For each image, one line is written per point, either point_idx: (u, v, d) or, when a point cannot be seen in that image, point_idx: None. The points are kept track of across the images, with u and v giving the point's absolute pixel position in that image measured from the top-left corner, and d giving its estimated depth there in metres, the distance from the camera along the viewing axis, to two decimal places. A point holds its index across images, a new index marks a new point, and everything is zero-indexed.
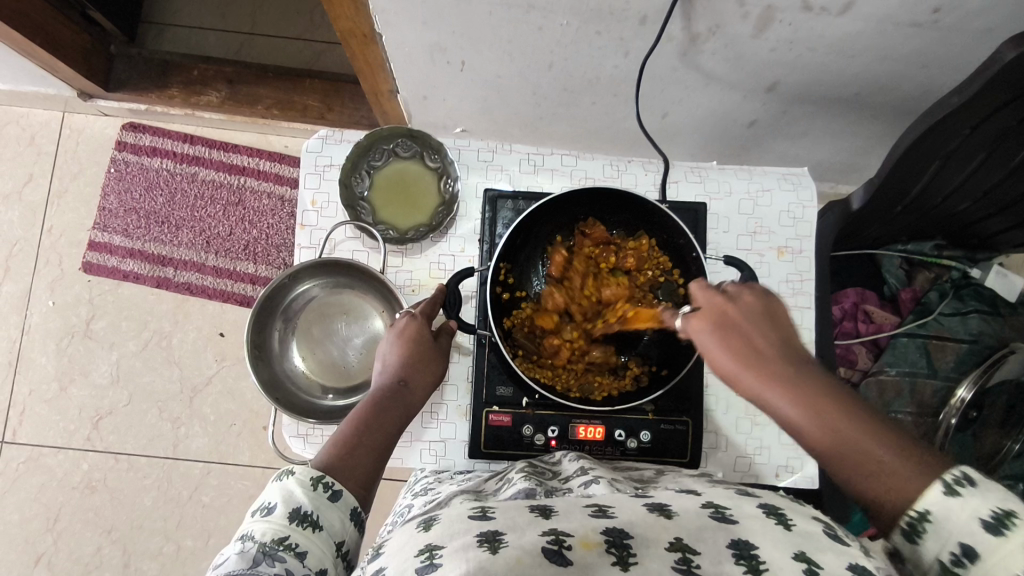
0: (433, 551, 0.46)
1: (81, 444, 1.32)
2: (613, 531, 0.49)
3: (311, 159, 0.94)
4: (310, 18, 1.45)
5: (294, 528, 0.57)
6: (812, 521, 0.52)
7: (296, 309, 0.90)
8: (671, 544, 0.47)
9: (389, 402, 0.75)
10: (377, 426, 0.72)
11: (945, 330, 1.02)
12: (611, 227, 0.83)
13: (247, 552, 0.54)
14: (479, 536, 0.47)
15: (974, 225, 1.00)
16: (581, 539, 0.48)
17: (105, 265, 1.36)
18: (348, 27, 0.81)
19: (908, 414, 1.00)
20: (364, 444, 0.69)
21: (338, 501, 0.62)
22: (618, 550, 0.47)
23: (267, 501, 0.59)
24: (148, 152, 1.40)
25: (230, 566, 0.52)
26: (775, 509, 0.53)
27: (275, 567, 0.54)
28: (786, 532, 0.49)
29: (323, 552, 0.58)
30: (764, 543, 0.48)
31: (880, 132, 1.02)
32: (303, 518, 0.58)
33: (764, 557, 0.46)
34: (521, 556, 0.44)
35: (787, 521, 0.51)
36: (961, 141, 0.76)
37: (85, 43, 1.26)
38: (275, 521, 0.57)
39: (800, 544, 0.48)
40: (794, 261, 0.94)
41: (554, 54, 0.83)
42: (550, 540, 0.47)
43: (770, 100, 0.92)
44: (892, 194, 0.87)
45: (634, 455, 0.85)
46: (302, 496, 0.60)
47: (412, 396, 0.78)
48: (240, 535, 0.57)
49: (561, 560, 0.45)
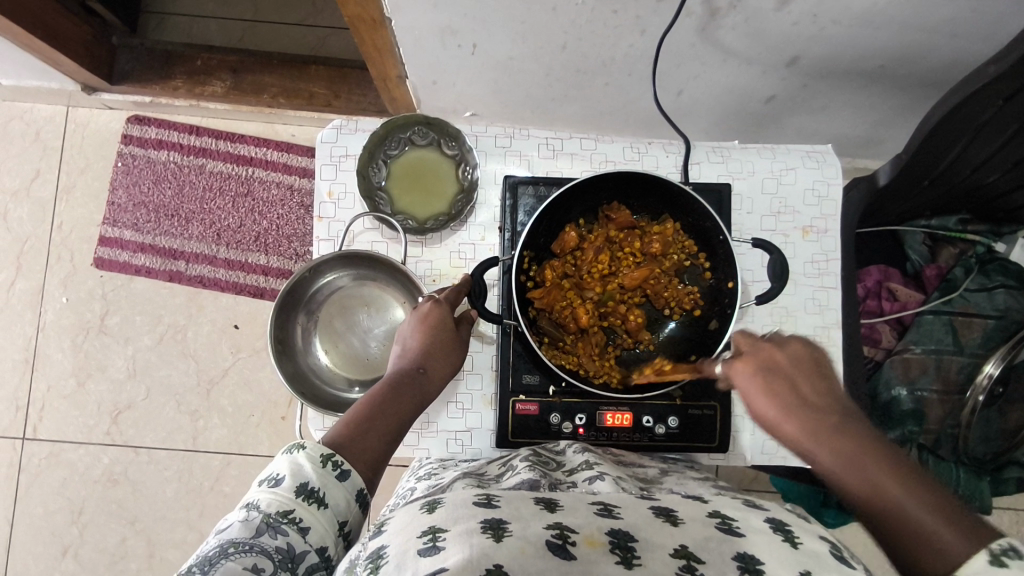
0: (436, 534, 0.46)
1: (101, 439, 1.33)
2: (619, 532, 0.48)
3: (326, 150, 0.93)
4: (313, 2, 1.43)
5: (299, 503, 0.59)
6: (818, 540, 0.51)
7: (318, 302, 0.90)
8: (677, 551, 0.47)
9: (407, 386, 0.74)
10: (391, 410, 0.71)
11: (971, 307, 1.02)
12: (633, 210, 0.82)
13: (251, 521, 0.56)
14: (485, 523, 0.47)
15: (1001, 198, 0.98)
16: (587, 537, 0.47)
17: (117, 260, 1.36)
18: (356, 12, 0.79)
19: (934, 392, 1.00)
20: (376, 427, 0.69)
21: (345, 481, 0.63)
22: (623, 550, 0.46)
23: (276, 472, 0.61)
24: (155, 145, 1.38)
25: (233, 533, 0.55)
26: (782, 525, 0.52)
27: (277, 539, 0.55)
28: (792, 549, 0.48)
29: (324, 529, 0.59)
30: (769, 557, 0.47)
31: (902, 105, 1.00)
32: (310, 494, 0.60)
33: (768, 570, 0.45)
34: (524, 546, 0.45)
35: (795, 539, 0.50)
36: (994, 113, 0.75)
37: (86, 35, 1.24)
38: (281, 494, 0.59)
39: (807, 563, 0.46)
40: (820, 240, 0.93)
41: (567, 34, 0.81)
42: (554, 534, 0.47)
43: (789, 75, 0.90)
44: (921, 169, 0.85)
45: (662, 440, 0.85)
46: (310, 472, 0.61)
47: (429, 384, 0.77)
48: (246, 502, 0.59)
49: (564, 554, 0.45)
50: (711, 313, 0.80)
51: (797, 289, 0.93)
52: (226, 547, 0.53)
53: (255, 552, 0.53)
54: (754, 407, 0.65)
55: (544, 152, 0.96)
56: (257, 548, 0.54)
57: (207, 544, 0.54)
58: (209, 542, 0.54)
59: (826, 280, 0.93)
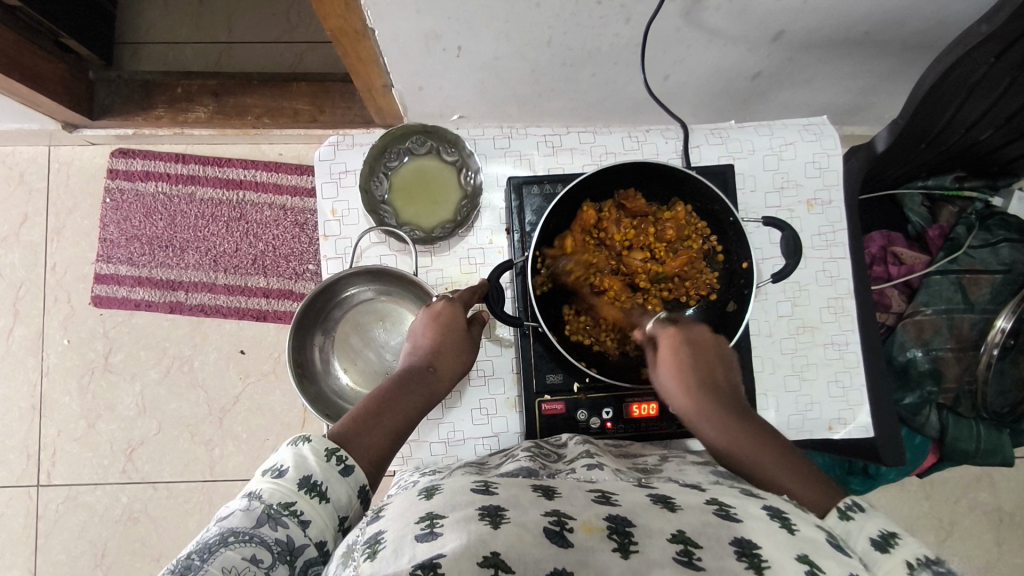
0: (434, 520, 0.46)
1: (117, 478, 1.31)
2: (617, 519, 0.47)
3: (325, 168, 0.93)
4: (286, 18, 1.41)
5: (301, 496, 0.56)
6: (814, 528, 0.51)
7: (334, 322, 0.89)
8: (674, 536, 0.46)
9: (412, 384, 0.72)
10: (399, 408, 0.69)
11: (977, 263, 1.03)
12: (646, 200, 0.82)
13: (252, 510, 0.54)
14: (482, 510, 0.47)
15: (995, 152, 1.00)
16: (584, 523, 0.47)
17: (115, 297, 1.35)
18: (339, 25, 0.78)
19: (948, 351, 1.01)
20: (384, 424, 0.67)
21: (349, 476, 0.60)
22: (620, 537, 0.46)
23: (280, 462, 0.59)
24: (141, 177, 1.37)
25: (233, 521, 0.53)
26: (779, 512, 0.51)
27: (278, 531, 0.53)
28: (790, 535, 0.48)
29: (324, 524, 0.56)
30: (768, 542, 0.45)
31: (889, 69, 1.00)
32: (312, 487, 0.57)
33: (766, 555, 0.44)
34: (523, 534, 0.44)
35: (792, 525, 0.49)
36: (985, 72, 0.75)
37: (62, 72, 1.22)
38: (283, 485, 0.56)
39: (805, 549, 0.46)
40: (825, 212, 0.94)
41: (552, 28, 0.80)
42: (551, 521, 0.46)
43: (775, 50, 0.90)
44: (918, 132, 0.86)
45: (691, 427, 0.85)
46: (314, 465, 0.59)
47: (438, 383, 0.75)
48: (249, 491, 0.57)
49: (562, 541, 0.44)
50: (727, 295, 0.81)
51: (808, 263, 0.93)
52: (226, 536, 0.51)
53: (253, 545, 0.51)
54: (661, 379, 0.74)
55: (544, 150, 0.96)
56: (256, 539, 0.52)
57: (207, 532, 0.53)
58: (209, 529, 0.53)
59: (836, 252, 0.94)
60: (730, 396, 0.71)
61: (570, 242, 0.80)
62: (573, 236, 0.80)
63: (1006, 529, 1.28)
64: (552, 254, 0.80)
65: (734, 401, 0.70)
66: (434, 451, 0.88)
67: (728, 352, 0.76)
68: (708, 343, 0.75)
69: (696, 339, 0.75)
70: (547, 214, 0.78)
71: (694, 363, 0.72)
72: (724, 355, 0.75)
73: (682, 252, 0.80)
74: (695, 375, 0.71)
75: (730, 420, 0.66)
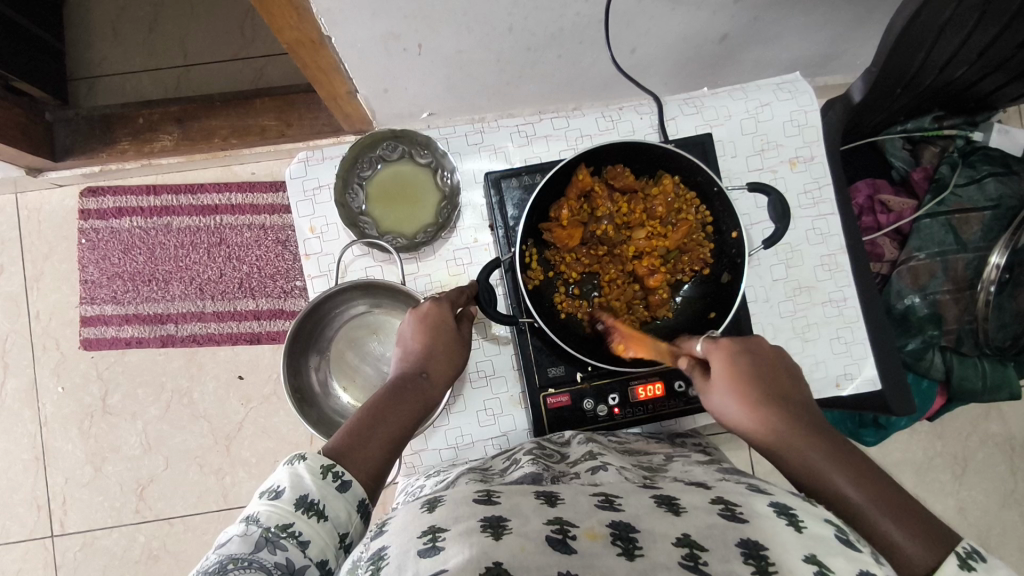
0: (436, 533, 0.45)
1: (131, 518, 1.30)
2: (620, 524, 0.47)
3: (298, 185, 0.91)
4: (240, 34, 1.37)
5: (299, 515, 0.55)
6: (823, 522, 0.49)
7: (327, 341, 0.88)
8: (679, 539, 0.45)
9: (405, 391, 0.70)
10: (394, 418, 0.67)
11: (965, 202, 1.03)
12: (636, 174, 0.81)
13: (250, 535, 0.52)
14: (485, 521, 0.46)
15: (970, 88, 1.00)
16: (587, 530, 0.46)
17: (103, 338, 1.32)
18: (294, 36, 0.75)
19: (945, 294, 1.01)
20: (378, 434, 0.65)
21: (346, 492, 0.59)
22: (624, 542, 0.45)
23: (275, 484, 0.57)
24: (114, 213, 1.34)
25: (231, 548, 0.51)
26: (786, 508, 0.49)
27: (276, 554, 0.51)
28: (797, 534, 0.46)
29: (325, 542, 0.55)
30: (775, 543, 0.45)
31: (856, 16, 0.98)
32: (310, 506, 0.56)
33: (772, 557, 0.44)
34: (525, 543, 0.43)
35: (799, 522, 0.47)
36: (954, 10, 0.74)
37: (19, 117, 1.19)
38: (281, 506, 0.55)
39: (813, 547, 0.45)
40: (808, 170, 0.93)
41: (512, 15, 0.78)
42: (554, 529, 0.46)
43: (739, 11, 0.88)
44: (892, 78, 0.85)
45: (697, 403, 0.85)
46: (310, 483, 0.57)
47: (431, 388, 0.73)
48: (246, 515, 0.55)
49: (565, 549, 0.44)
50: (720, 266, 0.80)
51: (797, 223, 0.93)
52: (224, 563, 0.49)
53: (255, 569, 0.49)
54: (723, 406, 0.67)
55: (518, 140, 0.94)
56: (255, 564, 0.50)
57: (207, 560, 0.51)
58: (208, 558, 0.51)
59: (824, 208, 0.93)
60: (803, 408, 0.65)
61: (567, 211, 0.78)
62: (568, 203, 0.79)
63: (1019, 459, 1.29)
64: (548, 227, 0.79)
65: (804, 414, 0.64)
66: (443, 457, 0.88)
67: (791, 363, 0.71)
68: (756, 350, 0.70)
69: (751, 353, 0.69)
70: (540, 186, 0.76)
71: (750, 375, 0.66)
72: (789, 367, 0.70)
73: (678, 220, 0.80)
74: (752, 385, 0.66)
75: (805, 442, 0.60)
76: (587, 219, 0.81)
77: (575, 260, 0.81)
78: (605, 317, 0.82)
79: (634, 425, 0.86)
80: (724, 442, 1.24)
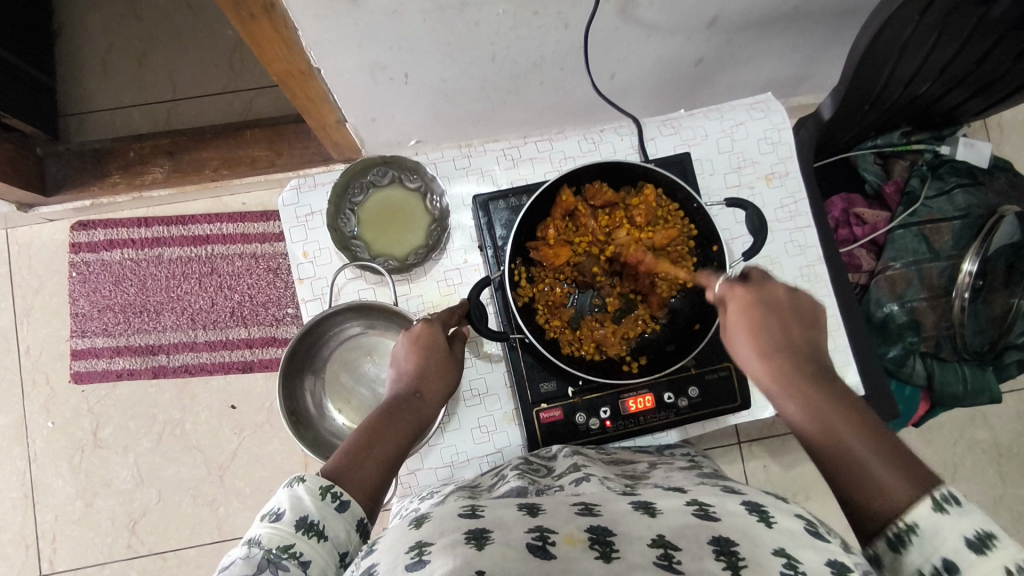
0: (422, 548, 0.46)
1: (123, 553, 1.28)
2: (597, 528, 0.48)
3: (291, 212, 0.93)
4: (230, 68, 1.41)
5: (299, 537, 0.55)
6: (793, 517, 0.51)
7: (321, 363, 0.89)
8: (654, 541, 0.47)
9: (400, 410, 0.70)
10: (390, 437, 0.68)
11: (935, 213, 1.06)
12: (614, 186, 0.83)
13: (252, 557, 0.53)
14: (468, 533, 0.47)
15: (936, 103, 1.05)
16: (565, 536, 0.47)
17: (94, 370, 1.32)
18: (283, 68, 0.78)
19: (922, 301, 1.04)
20: (374, 454, 0.65)
21: (344, 512, 0.59)
22: (601, 546, 0.46)
23: (276, 506, 0.58)
24: (105, 246, 1.35)
25: (233, 571, 0.52)
26: (757, 506, 0.51)
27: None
28: (767, 529, 0.48)
29: (326, 562, 0.56)
30: (745, 540, 0.47)
31: (823, 38, 1.03)
32: (310, 526, 0.56)
33: (742, 553, 0.45)
34: (506, 552, 0.45)
35: (770, 518, 0.50)
36: (913, 29, 0.78)
37: (11, 153, 1.20)
38: (281, 527, 0.56)
39: (783, 542, 0.47)
40: (784, 185, 0.96)
41: (494, 44, 0.81)
42: (534, 536, 0.47)
43: (711, 36, 0.92)
44: (860, 94, 0.89)
45: (687, 413, 0.87)
46: (310, 505, 0.58)
47: (425, 407, 0.73)
48: (248, 538, 0.56)
49: (544, 554, 0.45)
50: None
51: (775, 236, 0.96)
52: None
53: None
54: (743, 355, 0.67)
55: (504, 163, 0.97)
56: None
57: None
58: None
59: (800, 222, 0.96)
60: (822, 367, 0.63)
61: (553, 231, 0.82)
62: (554, 222, 0.82)
63: (1007, 463, 1.31)
64: (534, 245, 0.82)
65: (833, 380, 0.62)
66: (439, 476, 0.89)
67: (819, 312, 0.69)
68: (783, 301, 0.67)
69: (775, 302, 0.67)
70: (526, 207, 0.80)
71: (769, 327, 0.65)
72: (811, 321, 0.68)
73: (663, 232, 0.80)
74: (778, 339, 0.65)
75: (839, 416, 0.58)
76: (572, 235, 0.83)
77: (563, 275, 0.84)
78: (599, 324, 0.83)
79: (626, 437, 0.87)
80: (718, 456, 1.25)
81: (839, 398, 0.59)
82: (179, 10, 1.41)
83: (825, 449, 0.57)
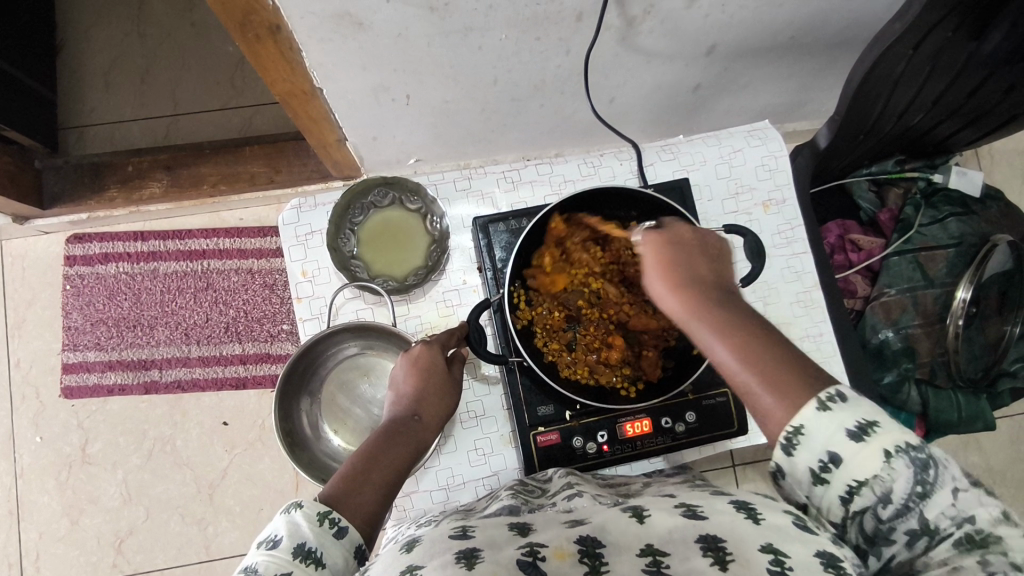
0: (413, 572, 0.45)
1: (108, 572, 1.26)
2: (587, 539, 0.48)
3: (291, 231, 0.93)
4: (231, 85, 1.41)
5: (296, 564, 0.54)
6: (781, 513, 0.51)
7: (317, 384, 0.89)
8: (643, 549, 0.46)
9: (398, 435, 0.70)
10: (389, 462, 0.67)
11: (930, 241, 1.08)
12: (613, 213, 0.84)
13: None
14: (458, 553, 0.47)
15: (928, 134, 1.06)
16: (556, 550, 0.47)
17: (85, 385, 1.31)
18: (286, 88, 0.78)
19: (916, 327, 1.06)
20: (373, 479, 0.64)
21: (343, 538, 0.58)
22: (591, 559, 0.46)
23: (273, 534, 0.57)
24: (100, 259, 1.34)
25: None
26: (745, 504, 0.52)
27: None
28: (755, 525, 0.48)
29: None
30: (733, 541, 0.46)
31: (819, 67, 1.04)
32: (307, 554, 0.55)
33: (730, 555, 0.45)
34: (497, 570, 0.44)
35: (757, 514, 0.50)
36: (906, 65, 0.79)
37: (10, 167, 1.21)
38: (278, 556, 0.54)
39: (769, 536, 0.47)
40: (781, 212, 0.97)
41: (496, 69, 0.82)
42: (524, 552, 0.47)
43: (709, 63, 0.94)
44: (854, 124, 0.91)
45: (685, 438, 0.87)
46: (307, 531, 0.57)
47: (424, 430, 0.73)
48: (244, 567, 0.55)
49: (535, 571, 0.45)
50: None
51: (773, 262, 0.96)
52: None
53: None
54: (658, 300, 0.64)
55: (504, 185, 0.97)
56: None
57: None
58: None
59: (797, 247, 0.97)
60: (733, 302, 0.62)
61: (552, 256, 0.82)
62: (553, 247, 0.83)
63: (1001, 490, 1.31)
64: (533, 271, 0.83)
65: (751, 308, 0.61)
66: (434, 499, 0.88)
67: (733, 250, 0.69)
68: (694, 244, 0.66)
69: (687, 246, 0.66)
70: (525, 233, 0.81)
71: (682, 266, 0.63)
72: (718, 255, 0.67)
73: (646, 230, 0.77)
74: (690, 279, 0.62)
75: (764, 348, 0.56)
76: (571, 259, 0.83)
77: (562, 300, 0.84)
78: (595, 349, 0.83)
79: (624, 462, 0.87)
80: (713, 479, 1.25)
81: (750, 330, 0.58)
82: (183, 28, 1.42)
83: (753, 378, 0.55)
